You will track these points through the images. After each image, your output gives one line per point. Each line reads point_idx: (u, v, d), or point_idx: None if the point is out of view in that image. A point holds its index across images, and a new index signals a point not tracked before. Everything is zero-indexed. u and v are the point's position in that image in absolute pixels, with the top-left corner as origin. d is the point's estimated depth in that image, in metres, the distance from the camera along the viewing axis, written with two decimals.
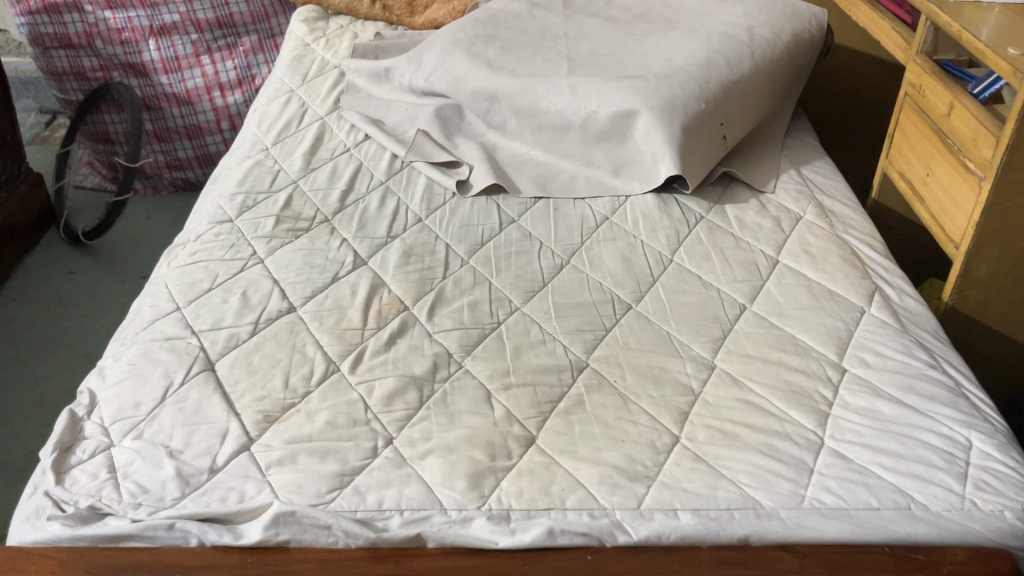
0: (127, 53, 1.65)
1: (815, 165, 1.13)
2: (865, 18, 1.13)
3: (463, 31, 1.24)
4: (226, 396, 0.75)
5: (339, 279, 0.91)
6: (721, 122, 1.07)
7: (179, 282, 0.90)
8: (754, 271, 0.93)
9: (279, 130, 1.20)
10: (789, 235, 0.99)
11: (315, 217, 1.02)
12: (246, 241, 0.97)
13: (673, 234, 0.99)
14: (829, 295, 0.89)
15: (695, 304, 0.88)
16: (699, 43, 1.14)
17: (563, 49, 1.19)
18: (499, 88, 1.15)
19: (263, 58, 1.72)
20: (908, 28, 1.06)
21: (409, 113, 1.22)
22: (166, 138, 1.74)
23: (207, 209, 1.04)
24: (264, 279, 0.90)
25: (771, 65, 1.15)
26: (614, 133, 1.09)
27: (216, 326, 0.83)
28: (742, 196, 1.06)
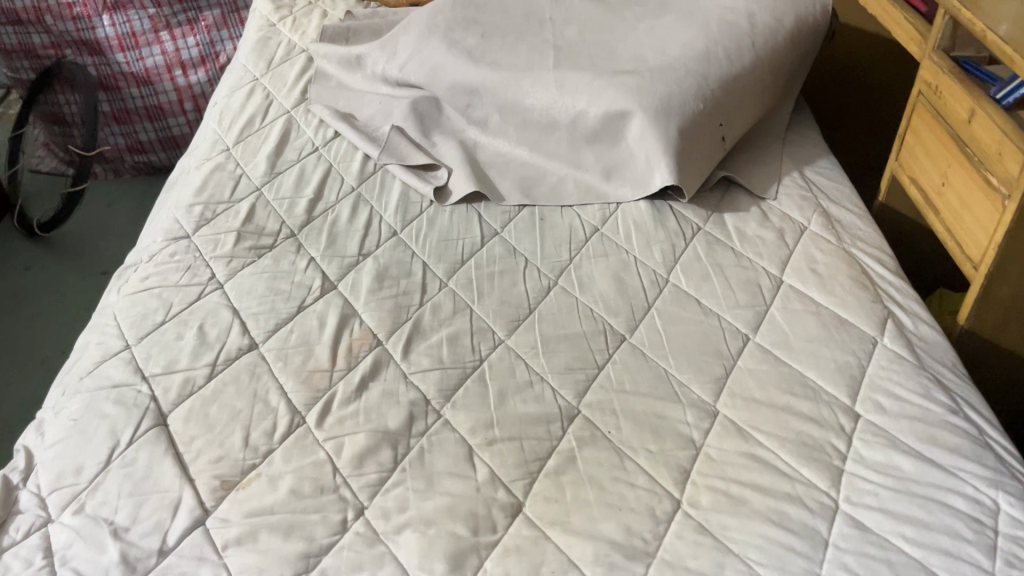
0: (80, 29, 1.53)
1: (821, 165, 1.05)
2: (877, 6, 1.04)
3: (440, 16, 1.14)
4: (179, 457, 0.68)
5: (306, 309, 0.83)
6: (721, 123, 0.99)
7: (130, 314, 0.82)
8: (757, 295, 0.86)
9: (241, 127, 1.10)
10: (795, 250, 0.92)
11: (279, 232, 0.93)
12: (204, 263, 0.89)
13: (669, 249, 0.92)
14: (839, 324, 0.82)
15: (695, 337, 0.81)
16: (696, 31, 1.05)
17: (548, 36, 1.10)
18: (480, 83, 1.06)
19: (227, 34, 1.61)
20: (924, 20, 0.97)
21: (383, 106, 1.13)
22: (126, 120, 1.64)
23: (162, 222, 0.95)
24: (223, 309, 0.82)
25: (774, 56, 1.06)
26: (604, 134, 1.00)
27: (170, 370, 0.76)
28: (742, 203, 0.98)
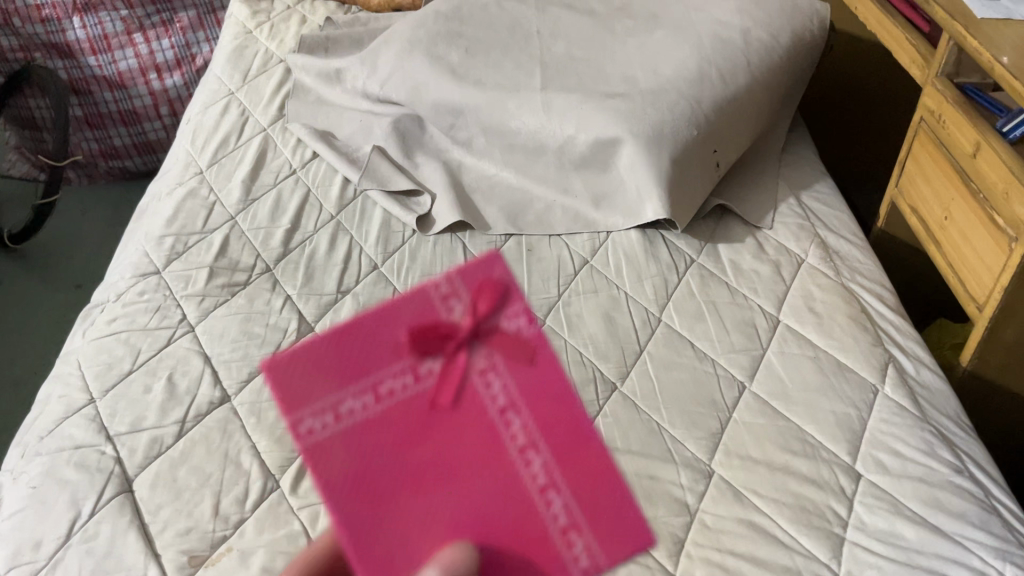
0: (49, 32, 1.46)
1: (818, 189, 1.02)
2: (874, 21, 1.00)
3: (422, 29, 1.10)
4: (145, 529, 0.65)
5: (281, 355, 0.79)
6: (715, 149, 0.95)
7: (95, 362, 0.78)
8: (753, 336, 0.82)
9: (215, 147, 1.06)
10: (791, 285, 0.88)
11: (254, 267, 0.89)
12: (175, 303, 0.85)
13: (661, 284, 0.88)
14: (839, 371, 0.78)
15: (688, 385, 0.77)
16: (689, 50, 1.01)
17: (535, 51, 1.06)
18: (464, 103, 1.01)
19: (204, 35, 1.56)
20: (923, 39, 0.93)
21: (363, 124, 1.09)
22: (99, 125, 1.57)
23: (130, 256, 0.91)
24: (193, 356, 0.79)
25: (770, 75, 1.02)
26: (593, 160, 0.96)
27: (136, 428, 0.72)
28: (737, 233, 0.94)
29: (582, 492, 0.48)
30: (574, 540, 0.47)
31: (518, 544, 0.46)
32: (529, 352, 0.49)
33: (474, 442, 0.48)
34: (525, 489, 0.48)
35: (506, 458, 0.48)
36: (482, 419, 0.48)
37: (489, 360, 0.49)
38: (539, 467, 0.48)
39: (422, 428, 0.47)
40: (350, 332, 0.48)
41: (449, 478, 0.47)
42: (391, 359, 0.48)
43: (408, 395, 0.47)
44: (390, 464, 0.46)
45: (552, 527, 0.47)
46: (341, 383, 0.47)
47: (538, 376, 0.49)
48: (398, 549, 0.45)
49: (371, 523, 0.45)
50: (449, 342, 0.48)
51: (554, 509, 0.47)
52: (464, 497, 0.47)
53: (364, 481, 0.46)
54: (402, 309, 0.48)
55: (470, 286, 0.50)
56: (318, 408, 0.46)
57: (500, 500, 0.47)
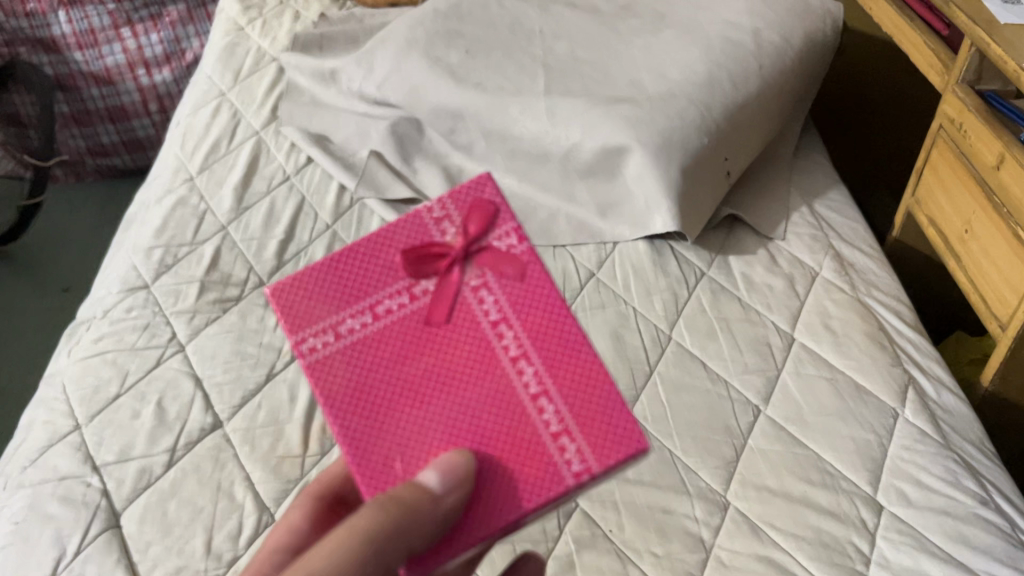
0: (34, 27, 1.42)
1: (830, 197, 0.98)
2: (886, 20, 0.96)
3: (420, 28, 1.06)
4: (133, 570, 0.62)
5: (275, 376, 0.76)
6: (726, 157, 0.92)
7: (80, 385, 0.75)
8: (767, 356, 0.79)
9: (205, 152, 1.02)
10: (806, 301, 0.85)
11: (247, 281, 0.86)
12: (164, 320, 0.81)
13: (671, 299, 0.85)
14: (856, 394, 0.75)
15: (701, 410, 0.74)
16: (698, 52, 0.97)
17: (537, 52, 1.02)
18: (465, 107, 0.98)
19: (194, 30, 1.51)
20: (940, 41, 0.89)
21: (359, 128, 1.05)
22: (86, 122, 1.52)
23: (117, 269, 0.87)
24: (184, 378, 0.75)
25: (781, 79, 0.98)
26: (599, 168, 0.93)
27: (124, 458, 0.69)
28: (749, 244, 0.91)
29: (577, 398, 0.46)
30: (567, 445, 0.45)
31: (511, 458, 0.44)
32: (522, 269, 0.48)
33: (465, 352, 0.47)
34: (518, 401, 0.46)
35: (498, 366, 0.47)
36: (475, 332, 0.47)
37: (481, 275, 0.48)
38: (533, 376, 0.46)
39: (415, 339, 0.47)
40: (351, 257, 0.49)
41: (440, 387, 0.46)
42: (385, 278, 0.48)
43: (404, 308, 0.48)
44: (390, 380, 0.46)
45: (543, 432, 0.45)
46: (340, 303, 0.48)
47: (531, 291, 0.48)
48: (393, 461, 0.45)
49: (369, 439, 0.45)
50: (440, 259, 0.48)
51: (545, 418, 0.45)
52: (458, 405, 0.46)
53: (363, 396, 0.46)
54: (399, 235, 0.49)
55: (463, 206, 0.49)
56: (319, 326, 0.48)
57: (499, 406, 0.46)
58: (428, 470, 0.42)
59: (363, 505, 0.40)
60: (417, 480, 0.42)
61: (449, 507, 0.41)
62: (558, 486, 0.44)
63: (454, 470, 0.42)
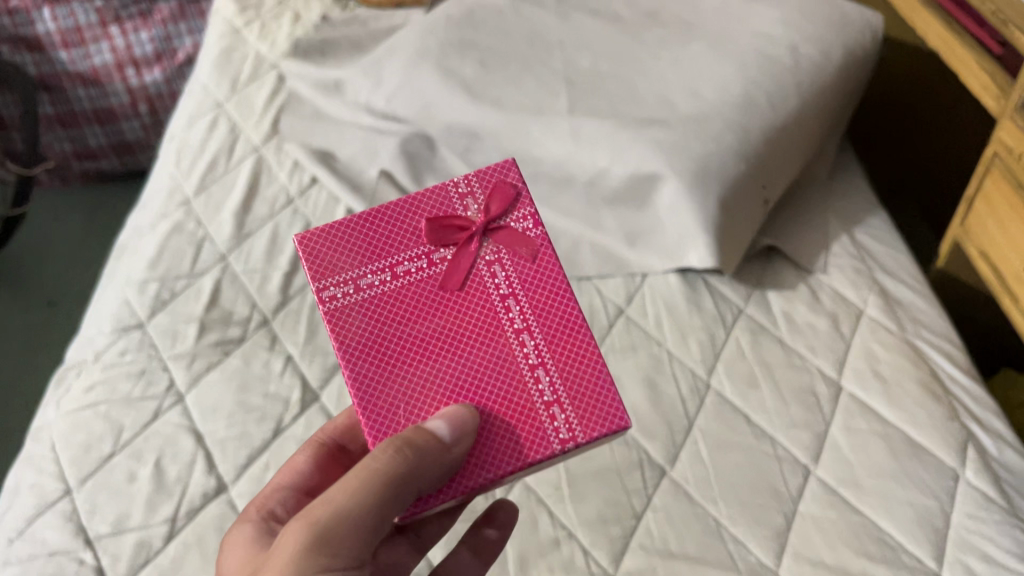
0: (17, 24, 1.35)
1: (871, 224, 0.93)
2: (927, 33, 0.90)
3: (431, 37, 0.99)
4: None
5: (283, 432, 0.70)
6: (764, 185, 0.86)
7: (71, 442, 0.69)
8: (814, 408, 0.73)
9: (202, 171, 0.95)
10: (851, 343, 0.79)
11: (250, 319, 0.79)
12: (161, 365, 0.75)
13: (708, 341, 0.79)
14: (912, 451, 0.70)
15: (746, 471, 0.69)
16: (733, 68, 0.90)
17: (558, 65, 0.95)
18: (482, 127, 0.92)
19: (186, 27, 1.41)
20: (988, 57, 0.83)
21: (366, 145, 0.99)
22: (73, 124, 1.45)
23: (109, 304, 0.81)
24: (183, 434, 0.69)
25: (820, 97, 0.92)
26: (628, 196, 0.86)
27: (119, 529, 0.63)
28: (788, 278, 0.86)
29: (571, 371, 0.50)
30: (557, 415, 0.49)
31: (507, 415, 0.49)
32: (535, 253, 0.53)
33: (474, 316, 0.51)
34: (517, 368, 0.50)
35: (501, 333, 0.51)
36: (484, 299, 0.52)
37: (497, 250, 0.53)
38: (533, 348, 0.51)
39: (429, 299, 0.51)
40: (379, 217, 0.53)
41: (448, 344, 0.51)
42: (410, 244, 0.53)
43: (419, 269, 0.52)
44: (402, 333, 0.51)
45: (537, 400, 0.49)
46: (364, 259, 0.52)
47: (542, 273, 0.52)
48: (397, 406, 0.49)
49: (377, 382, 0.50)
50: (461, 232, 0.53)
51: (540, 386, 0.50)
52: (461, 361, 0.50)
53: (375, 345, 0.50)
54: (426, 205, 0.54)
55: (487, 186, 0.54)
56: (342, 276, 0.52)
57: (498, 368, 0.50)
58: (436, 421, 0.46)
59: (379, 447, 0.44)
60: (426, 428, 0.45)
61: (457, 455, 0.46)
62: (544, 448, 0.48)
63: (458, 421, 0.46)
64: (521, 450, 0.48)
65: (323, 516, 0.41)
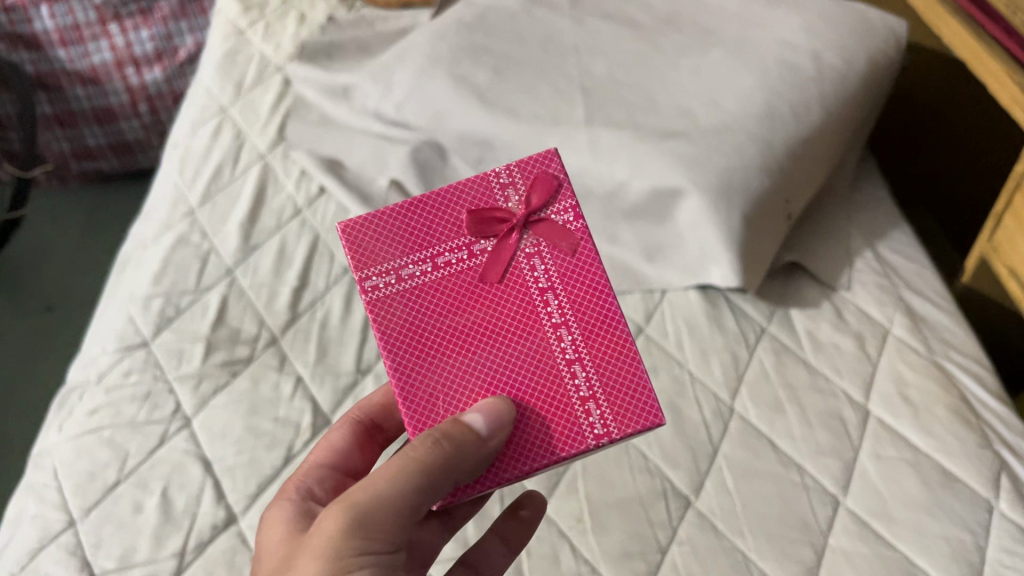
0: (14, 22, 1.32)
1: (895, 237, 0.90)
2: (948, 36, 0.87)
3: (443, 42, 0.96)
4: None
5: (295, 459, 0.68)
6: (787, 200, 0.84)
7: (74, 470, 0.66)
8: (842, 434, 0.71)
9: (207, 180, 0.92)
10: (878, 364, 0.77)
11: (258, 338, 0.77)
12: (167, 387, 0.72)
13: (731, 362, 0.77)
14: (945, 481, 0.67)
15: (774, 501, 0.66)
16: (754, 77, 0.88)
17: (573, 72, 0.92)
18: (496, 137, 0.89)
19: (187, 26, 1.38)
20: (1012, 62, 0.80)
21: (375, 154, 0.96)
22: (71, 123, 1.42)
23: (113, 321, 0.78)
24: (191, 461, 0.67)
25: (844, 107, 0.89)
26: (647, 210, 0.84)
27: (126, 564, 0.61)
28: (812, 296, 0.84)
29: (607, 366, 0.51)
30: (592, 410, 0.50)
31: (543, 408, 0.50)
32: (573, 247, 0.52)
33: (511, 309, 0.52)
34: (554, 361, 0.51)
35: (537, 326, 0.52)
36: (523, 293, 0.52)
37: (536, 243, 0.53)
38: (569, 341, 0.51)
39: (468, 291, 0.52)
40: (422, 207, 0.54)
41: (487, 336, 0.51)
42: (451, 235, 0.53)
43: (460, 261, 0.53)
44: (443, 323, 0.51)
45: (572, 395, 0.50)
46: (407, 248, 0.53)
47: (580, 268, 0.52)
48: (438, 395, 0.50)
49: (419, 371, 0.50)
50: (502, 224, 0.53)
51: (576, 381, 0.50)
52: (500, 353, 0.51)
53: (418, 334, 0.51)
54: (468, 195, 0.54)
55: (528, 178, 0.54)
56: (386, 266, 0.52)
57: (536, 361, 0.51)
58: (473, 413, 0.46)
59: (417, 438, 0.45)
60: (462, 420, 0.46)
61: (492, 448, 0.46)
62: (579, 443, 0.49)
63: (496, 415, 0.47)
64: (556, 443, 0.49)
65: (361, 497, 0.43)
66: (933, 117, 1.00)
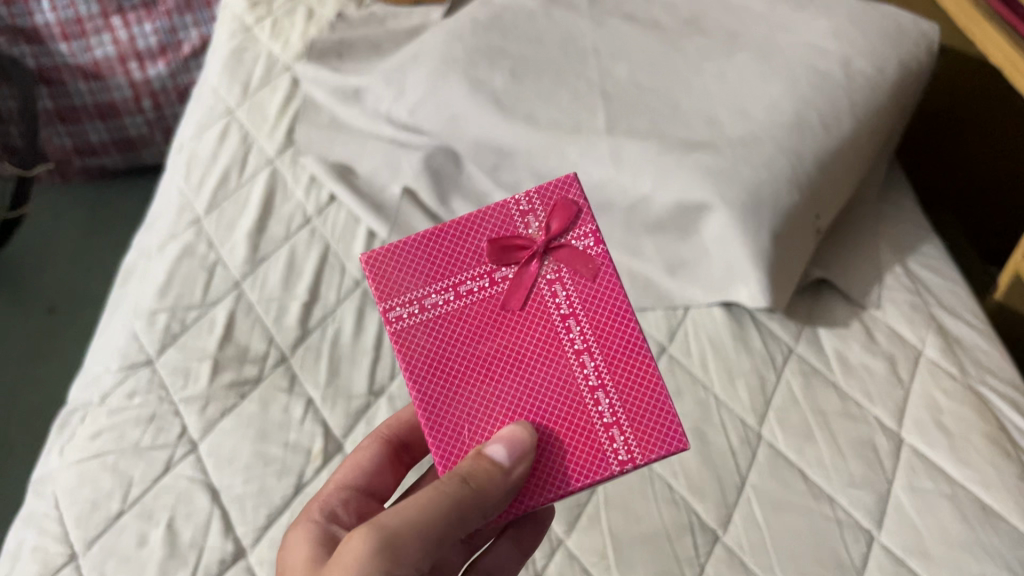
0: (14, 15, 1.28)
1: (926, 251, 0.86)
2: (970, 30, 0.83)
3: (458, 44, 0.92)
4: None
5: (306, 487, 0.65)
6: (817, 213, 0.80)
7: (75, 499, 0.64)
8: (875, 463, 0.68)
9: (213, 186, 0.89)
10: (911, 389, 0.74)
11: (266, 357, 0.74)
12: (172, 410, 0.69)
13: (757, 386, 0.74)
14: (984, 517, 0.65)
15: (806, 538, 0.64)
16: (782, 84, 0.84)
17: (594, 77, 0.89)
18: (513, 145, 0.86)
19: (192, 19, 1.34)
20: None
21: (387, 159, 0.93)
22: (73, 119, 1.38)
23: (116, 338, 0.76)
24: (197, 491, 0.64)
25: (874, 116, 0.86)
26: (671, 224, 0.81)
27: None
28: (840, 315, 0.81)
29: (631, 391, 0.48)
30: (616, 437, 0.47)
31: (567, 436, 0.47)
32: (595, 272, 0.49)
33: (534, 337, 0.49)
34: (578, 389, 0.48)
35: (560, 352, 0.49)
36: (545, 320, 0.49)
37: (558, 269, 0.50)
38: (593, 368, 0.48)
39: (489, 321, 0.49)
40: (441, 236, 0.51)
41: (510, 365, 0.48)
42: (470, 262, 0.50)
43: (480, 290, 0.50)
44: (465, 354, 0.49)
45: (596, 423, 0.47)
46: (427, 278, 0.50)
47: (602, 293, 0.49)
48: (462, 426, 0.48)
49: (441, 403, 0.48)
50: (523, 251, 0.50)
51: (600, 409, 0.48)
52: (523, 382, 0.48)
53: (439, 365, 0.49)
54: (486, 222, 0.51)
55: (548, 203, 0.51)
56: (406, 297, 0.50)
57: (559, 389, 0.48)
58: (495, 444, 0.44)
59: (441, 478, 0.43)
60: (485, 453, 0.44)
61: (517, 480, 0.44)
62: (603, 470, 0.46)
63: (519, 444, 0.45)
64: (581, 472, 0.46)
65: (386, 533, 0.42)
66: (965, 124, 0.97)
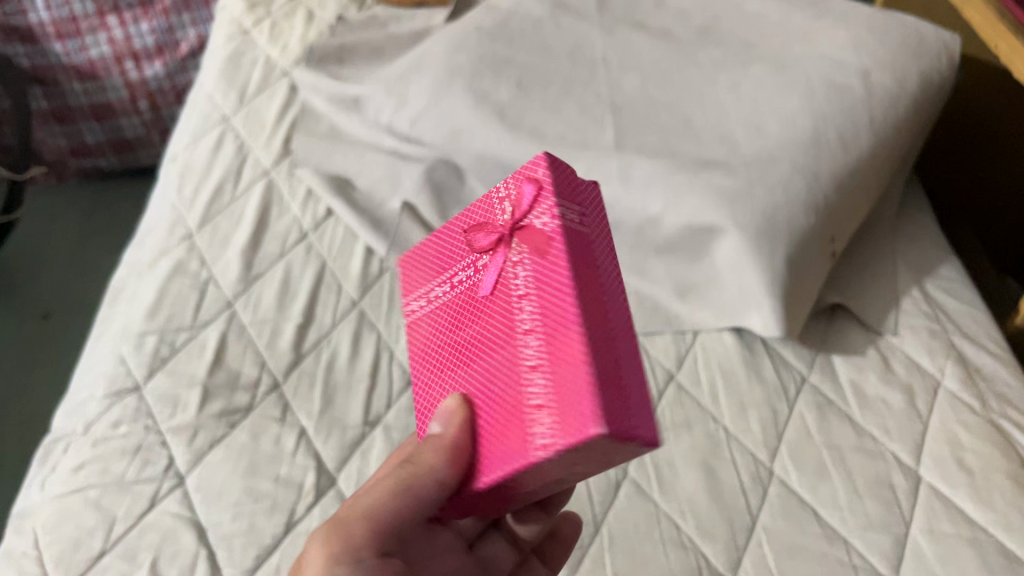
0: (8, 14, 1.24)
1: (945, 274, 0.83)
2: (991, 38, 0.79)
3: (462, 52, 0.89)
4: None
5: (297, 525, 0.62)
6: (833, 237, 0.77)
7: (56, 537, 0.61)
8: (892, 504, 0.66)
9: (207, 199, 0.86)
10: (930, 423, 0.71)
11: (259, 383, 0.71)
12: (159, 440, 0.67)
13: (769, 419, 0.71)
14: (1007, 563, 0.61)
15: None
16: (798, 99, 0.81)
17: (602, 89, 0.86)
18: (517, 160, 0.83)
19: (190, 18, 1.30)
20: None
21: (387, 172, 0.90)
22: (69, 120, 1.36)
23: (103, 361, 0.73)
24: (184, 529, 0.61)
25: (895, 132, 0.82)
26: (681, 246, 0.78)
27: None
28: (856, 342, 0.78)
29: (558, 368, 0.36)
30: (540, 420, 0.36)
31: (504, 428, 0.39)
32: (547, 244, 0.39)
33: (491, 323, 0.42)
34: (515, 375, 0.39)
35: (510, 334, 0.40)
36: (503, 302, 0.42)
37: (515, 243, 0.41)
38: (530, 347, 0.38)
39: (465, 311, 0.45)
40: (448, 233, 0.49)
41: (473, 352, 0.44)
42: (461, 254, 0.47)
43: (464, 280, 0.46)
44: (447, 346, 0.46)
45: (525, 410, 0.38)
46: (436, 273, 0.49)
47: (548, 261, 0.39)
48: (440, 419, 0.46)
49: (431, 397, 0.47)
50: (488, 232, 0.43)
51: (530, 393, 0.38)
52: (479, 370, 0.43)
53: (432, 359, 0.47)
54: (477, 211, 0.47)
55: (521, 181, 0.43)
56: (421, 293, 0.50)
57: (502, 377, 0.40)
58: (434, 419, 0.43)
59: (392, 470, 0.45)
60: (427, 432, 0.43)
61: (449, 442, 0.42)
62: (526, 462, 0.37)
63: (452, 409, 0.42)
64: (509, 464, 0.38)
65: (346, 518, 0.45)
66: (986, 136, 0.94)
